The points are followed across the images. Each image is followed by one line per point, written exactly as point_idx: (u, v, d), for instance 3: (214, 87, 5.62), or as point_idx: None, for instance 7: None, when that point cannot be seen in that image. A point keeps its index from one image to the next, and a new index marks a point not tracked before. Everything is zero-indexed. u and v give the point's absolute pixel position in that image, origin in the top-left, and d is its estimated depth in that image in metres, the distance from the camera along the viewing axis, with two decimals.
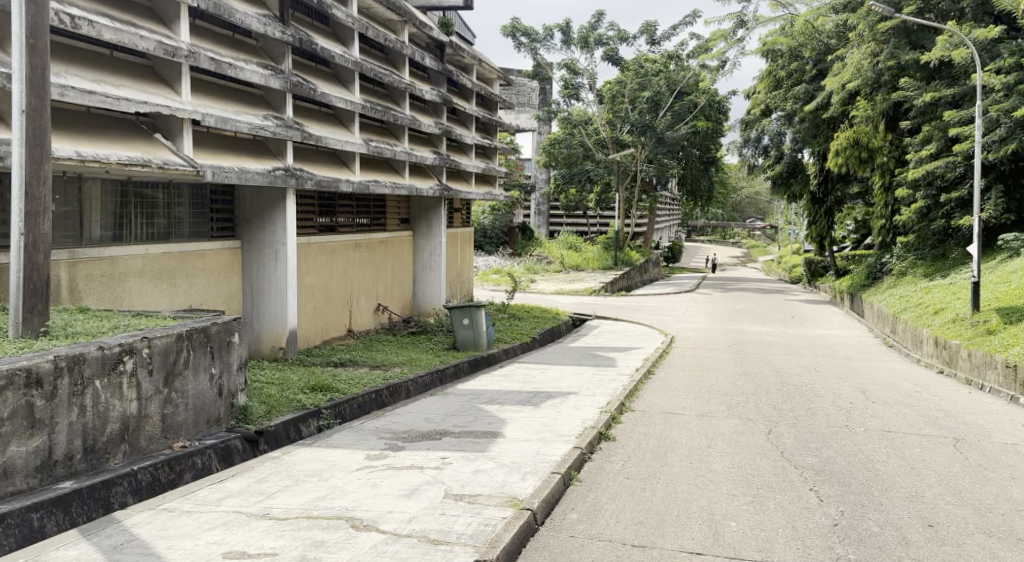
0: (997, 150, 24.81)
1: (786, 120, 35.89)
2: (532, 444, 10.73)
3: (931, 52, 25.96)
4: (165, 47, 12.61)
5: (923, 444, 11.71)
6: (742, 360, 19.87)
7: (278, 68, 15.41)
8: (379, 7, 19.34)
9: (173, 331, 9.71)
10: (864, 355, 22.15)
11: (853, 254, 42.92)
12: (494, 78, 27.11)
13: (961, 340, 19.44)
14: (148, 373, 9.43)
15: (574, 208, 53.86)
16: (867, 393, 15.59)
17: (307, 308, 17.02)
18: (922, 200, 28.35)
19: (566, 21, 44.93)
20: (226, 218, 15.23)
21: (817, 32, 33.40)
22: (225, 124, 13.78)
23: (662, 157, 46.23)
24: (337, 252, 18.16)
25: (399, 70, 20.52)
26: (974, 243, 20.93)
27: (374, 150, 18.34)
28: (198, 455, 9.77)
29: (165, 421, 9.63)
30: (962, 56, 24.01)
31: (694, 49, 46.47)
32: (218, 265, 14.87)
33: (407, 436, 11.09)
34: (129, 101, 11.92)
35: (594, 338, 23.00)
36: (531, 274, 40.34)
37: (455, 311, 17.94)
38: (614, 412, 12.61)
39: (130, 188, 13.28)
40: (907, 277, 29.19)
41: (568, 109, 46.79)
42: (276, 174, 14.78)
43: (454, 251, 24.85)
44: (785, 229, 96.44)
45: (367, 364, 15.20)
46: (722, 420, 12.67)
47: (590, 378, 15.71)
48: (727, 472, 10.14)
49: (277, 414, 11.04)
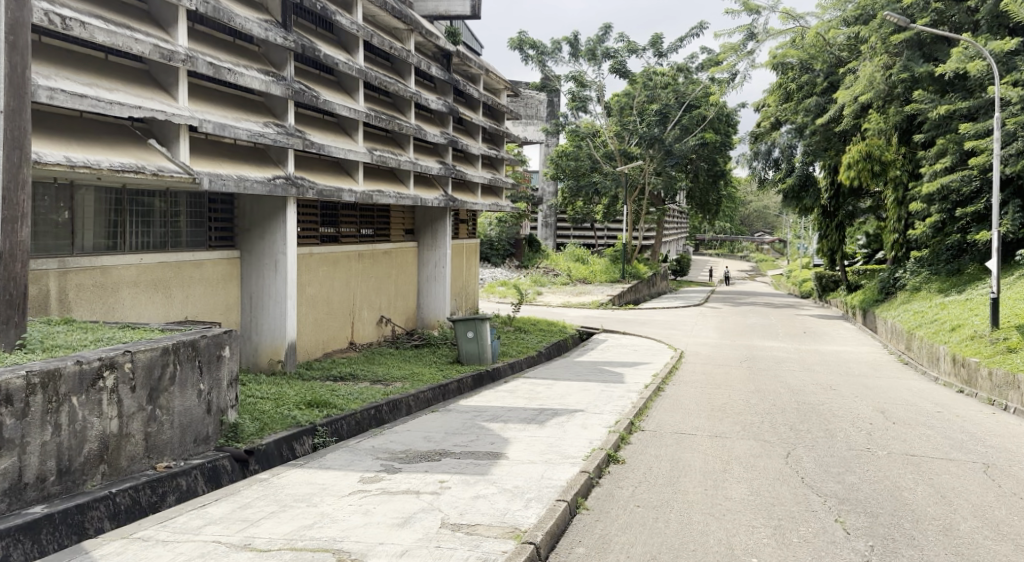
0: (1014, 164, 24.25)
1: (797, 133, 35.45)
2: (536, 466, 10.26)
3: (945, 65, 25.46)
4: (162, 51, 12.21)
5: (951, 470, 11.21)
6: (755, 377, 19.36)
7: (280, 75, 15.00)
8: (385, 15, 18.92)
9: (158, 344, 9.28)
10: (879, 373, 21.61)
11: (864, 269, 42.41)
12: (502, 88, 26.66)
13: (981, 359, 18.93)
14: (130, 389, 9.01)
15: (582, 220, 53.42)
16: (887, 413, 15.09)
17: (307, 321, 16.57)
18: (936, 215, 27.78)
19: (573, 33, 44.57)
20: (225, 228, 14.79)
21: (829, 44, 33.56)
22: (222, 130, 13.36)
23: (671, 170, 45.80)
24: (339, 263, 17.69)
25: (404, 79, 20.09)
26: (992, 258, 20.37)
27: (378, 159, 17.90)
28: (183, 476, 9.34)
29: (148, 440, 9.20)
30: (977, 68, 23.53)
31: (704, 62, 46.09)
32: (215, 275, 14.43)
33: (405, 456, 10.62)
34: (122, 105, 11.50)
35: (602, 353, 22.51)
36: (538, 287, 39.85)
37: (459, 324, 17.47)
38: (623, 432, 12.14)
39: (125, 196, 12.87)
40: (921, 293, 28.64)
41: (576, 121, 46.40)
42: (276, 183, 14.35)
43: (459, 263, 24.38)
44: (793, 242, 95.98)
45: (368, 379, 14.74)
46: (736, 441, 12.19)
47: (598, 395, 15.22)
48: (745, 501, 9.65)
49: (269, 431, 10.59)
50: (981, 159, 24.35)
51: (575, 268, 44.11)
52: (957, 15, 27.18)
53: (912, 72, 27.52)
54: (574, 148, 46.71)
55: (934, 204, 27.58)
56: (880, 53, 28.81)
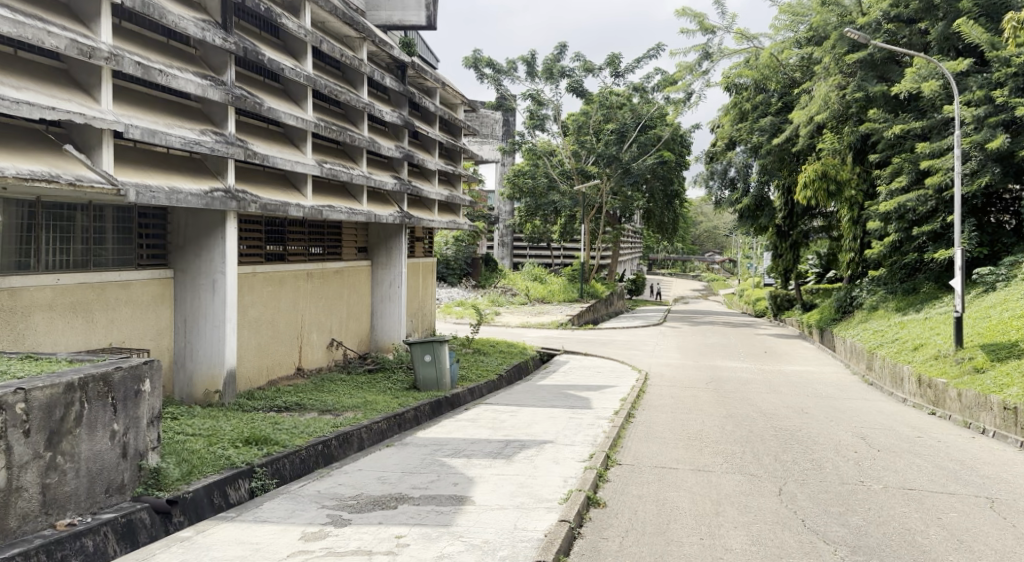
0: (969, 184, 23.29)
1: (753, 152, 34.46)
2: (508, 514, 9.09)
3: (899, 83, 24.46)
4: (80, 47, 10.91)
5: (956, 506, 10.14)
6: (725, 401, 18.23)
7: (219, 79, 13.68)
8: (335, 21, 17.64)
9: (60, 380, 8.17)
10: (848, 394, 20.56)
11: (819, 289, 41.58)
12: (459, 103, 25.43)
13: (948, 379, 17.97)
14: (23, 432, 7.91)
15: (538, 238, 52.16)
16: (868, 439, 14.03)
17: (249, 347, 15.23)
18: (893, 234, 26.41)
19: (529, 53, 43.50)
20: (157, 245, 13.41)
21: (782, 65, 32.83)
22: (153, 137, 12.08)
23: (626, 189, 44.81)
24: (286, 282, 16.37)
25: (356, 88, 18.81)
26: (957, 275, 19.33)
27: (328, 172, 16.62)
28: (89, 535, 8.18)
29: (45, 493, 8.07)
30: (931, 88, 22.63)
31: (659, 82, 45.13)
32: (146, 296, 13.08)
33: (355, 504, 9.36)
34: (31, 106, 10.26)
35: (565, 376, 21.29)
36: (495, 307, 38.50)
37: (415, 346, 16.22)
38: (600, 468, 10.98)
39: (41, 210, 11.62)
40: (879, 311, 27.75)
41: (533, 139, 45.23)
42: (213, 196, 13.04)
43: (415, 282, 23.12)
44: (743, 262, 95.15)
45: (317, 408, 13.48)
46: (721, 476, 11.05)
47: (565, 424, 14.01)
48: (747, 553, 8.56)
49: (197, 476, 9.32)
50: (937, 179, 23.33)
51: (533, 288, 43.07)
52: (908, 37, 25.74)
53: (867, 91, 26.13)
54: (531, 167, 45.47)
55: (890, 223, 26.26)
56: (832, 74, 27.53)
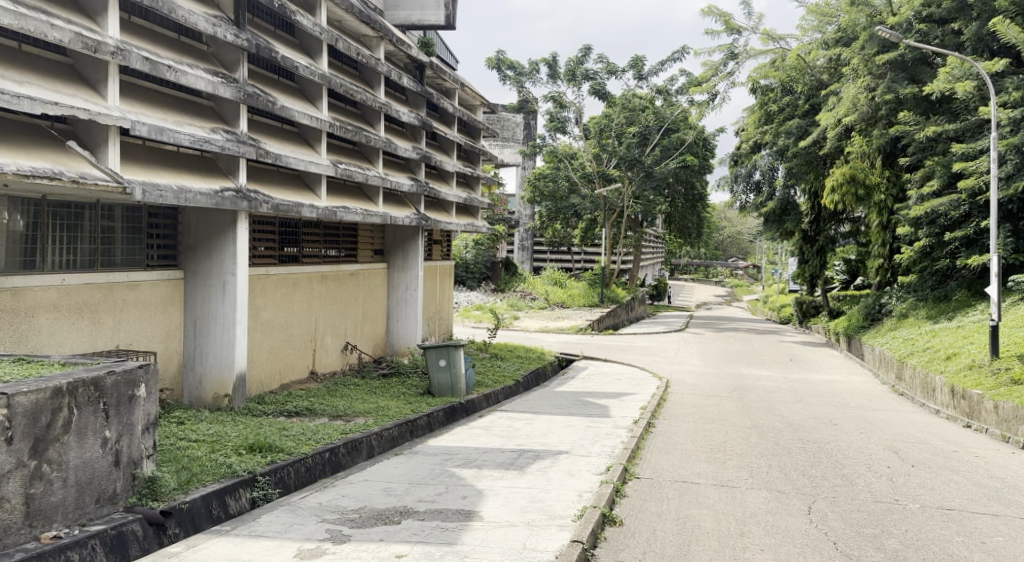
0: (1005, 188, 22.62)
1: (777, 156, 33.62)
2: (518, 532, 8.72)
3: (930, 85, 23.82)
4: (85, 40, 10.62)
5: (1001, 530, 9.66)
6: (748, 411, 17.77)
7: (231, 77, 13.35)
8: (351, 19, 17.29)
9: (48, 385, 7.88)
10: (877, 405, 20.00)
11: (846, 296, 40.95)
12: (478, 104, 25.06)
13: (983, 390, 17.42)
14: (6, 440, 7.62)
15: (559, 243, 51.69)
16: (901, 453, 13.54)
17: (262, 349, 14.93)
18: (924, 239, 25.83)
19: (552, 54, 43.10)
20: (167, 246, 13.12)
21: (809, 67, 32.10)
22: (160, 134, 11.77)
23: (649, 193, 44.33)
24: (299, 284, 16.03)
25: (373, 88, 18.46)
26: (993, 282, 18.79)
27: (343, 172, 16.27)
28: (76, 548, 7.88)
29: (29, 504, 7.78)
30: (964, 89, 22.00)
31: (683, 85, 44.64)
32: (154, 298, 12.77)
33: (358, 518, 9.02)
34: (33, 100, 9.96)
35: (585, 382, 20.88)
36: (514, 312, 38.11)
37: (430, 350, 15.85)
38: (617, 483, 10.59)
39: (45, 207, 11.34)
40: (908, 318, 27.16)
41: (554, 143, 44.87)
42: (223, 196, 12.69)
43: (433, 285, 22.81)
44: (768, 269, 94.40)
45: (326, 414, 13.13)
46: (747, 493, 10.63)
47: (583, 434, 13.61)
48: None
49: (194, 485, 9.02)
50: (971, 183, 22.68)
51: (553, 292, 42.75)
52: (940, 37, 25.25)
53: (897, 93, 25.48)
54: (552, 170, 45.10)
55: (920, 228, 25.69)
56: (862, 75, 26.85)
